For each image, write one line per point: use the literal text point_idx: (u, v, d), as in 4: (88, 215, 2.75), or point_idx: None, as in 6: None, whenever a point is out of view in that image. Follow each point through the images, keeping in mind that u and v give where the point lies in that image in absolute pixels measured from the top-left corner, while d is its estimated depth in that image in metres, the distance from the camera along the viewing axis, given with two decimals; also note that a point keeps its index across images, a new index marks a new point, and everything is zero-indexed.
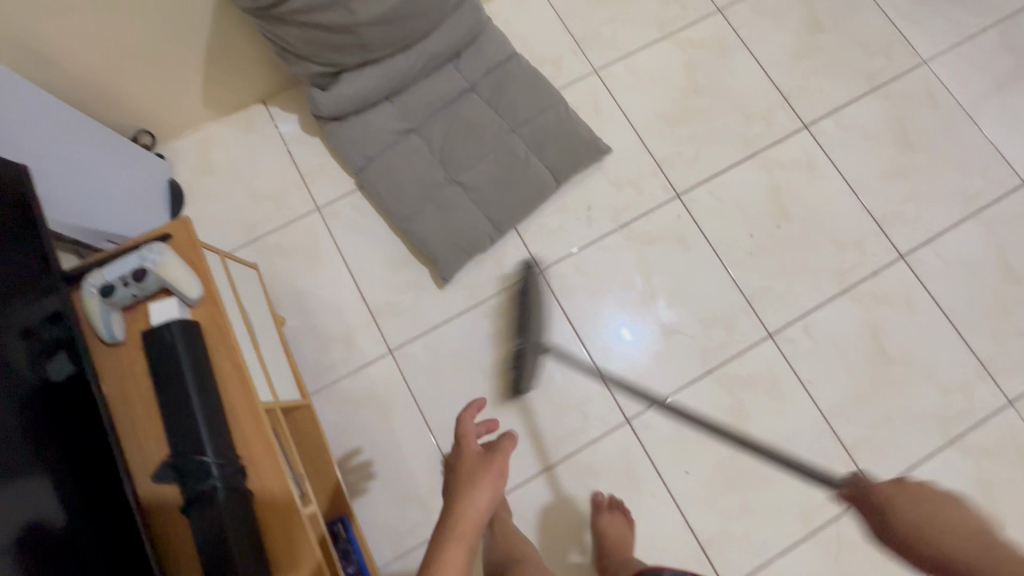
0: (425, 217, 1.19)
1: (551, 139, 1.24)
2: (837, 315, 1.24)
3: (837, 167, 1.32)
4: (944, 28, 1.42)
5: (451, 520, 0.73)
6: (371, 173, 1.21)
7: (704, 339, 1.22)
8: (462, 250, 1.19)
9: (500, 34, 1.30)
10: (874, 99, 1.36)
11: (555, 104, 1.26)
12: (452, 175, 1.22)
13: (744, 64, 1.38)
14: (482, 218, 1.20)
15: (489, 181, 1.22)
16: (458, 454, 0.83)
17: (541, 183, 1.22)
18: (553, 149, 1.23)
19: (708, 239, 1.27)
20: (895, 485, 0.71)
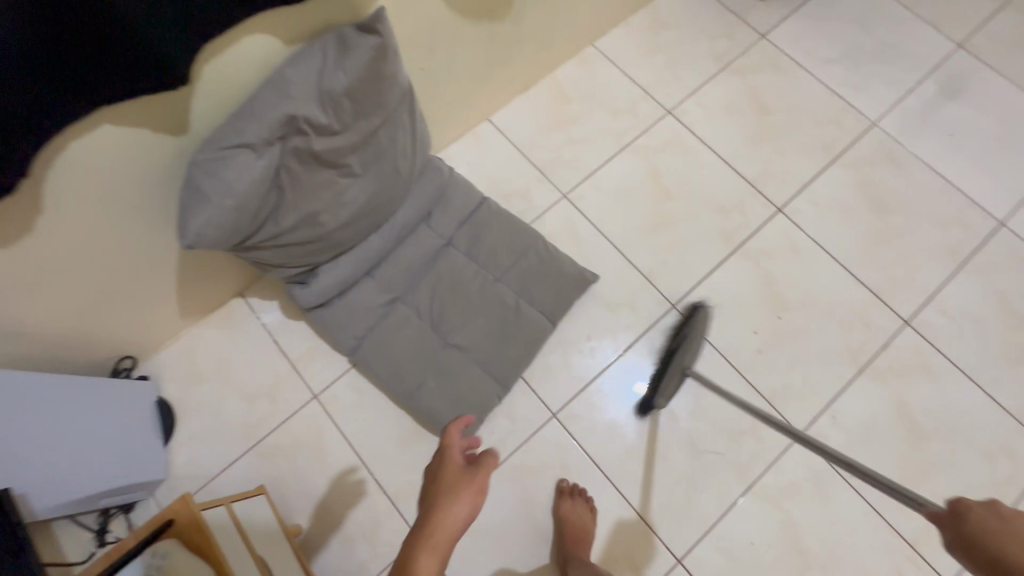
0: (429, 390, 1.16)
1: (538, 282, 1.24)
2: (860, 397, 1.21)
3: (819, 244, 1.32)
4: (883, 87, 1.47)
5: (425, 533, 0.59)
6: (365, 353, 1.18)
7: (736, 453, 1.17)
8: (473, 416, 1.15)
9: (468, 185, 1.30)
10: (837, 169, 1.39)
11: (535, 246, 1.26)
12: (448, 338, 1.20)
13: (706, 159, 1.40)
14: (488, 378, 1.17)
15: (486, 337, 1.20)
16: (436, 462, 0.66)
17: (538, 330, 1.20)
18: (542, 292, 1.23)
19: (715, 346, 1.25)
20: (985, 502, 0.53)
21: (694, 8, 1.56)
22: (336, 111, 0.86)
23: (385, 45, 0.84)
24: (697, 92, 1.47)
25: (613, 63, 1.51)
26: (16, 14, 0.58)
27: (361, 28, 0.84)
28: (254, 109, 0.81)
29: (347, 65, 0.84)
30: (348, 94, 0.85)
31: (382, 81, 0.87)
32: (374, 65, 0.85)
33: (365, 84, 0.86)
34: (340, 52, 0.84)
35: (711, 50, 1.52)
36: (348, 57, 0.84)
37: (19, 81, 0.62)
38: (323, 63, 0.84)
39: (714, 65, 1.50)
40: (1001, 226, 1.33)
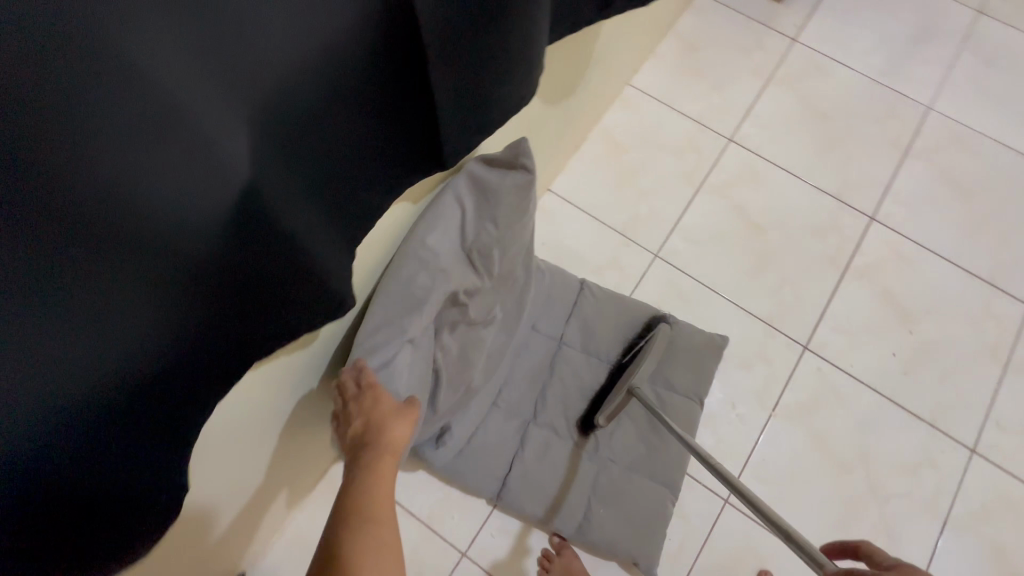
0: (599, 518, 1.03)
1: (671, 361, 1.12)
2: (1016, 396, 1.17)
3: (922, 245, 1.28)
4: (924, 69, 1.45)
5: (380, 451, 0.59)
6: (513, 494, 1.04)
7: (920, 490, 1.11)
8: (653, 533, 1.02)
9: (561, 272, 1.17)
10: (912, 162, 1.35)
11: (653, 320, 1.14)
12: (597, 450, 1.07)
13: (784, 182, 1.34)
14: (654, 484, 1.05)
15: (637, 438, 1.08)
16: (366, 387, 0.63)
17: (689, 414, 1.09)
18: (679, 370, 1.11)
19: (860, 380, 1.18)
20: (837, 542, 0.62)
21: (717, 23, 1.49)
22: (482, 263, 0.73)
23: (527, 173, 0.69)
24: (751, 112, 1.40)
25: (658, 100, 1.41)
26: (205, 327, 0.42)
27: (492, 160, 0.70)
28: (399, 293, 0.66)
29: (487, 210, 0.71)
30: (492, 241, 0.72)
31: (525, 212, 0.73)
32: (517, 200, 0.71)
33: (508, 224, 0.72)
34: (475, 196, 0.70)
35: (750, 65, 1.45)
36: (486, 199, 0.70)
37: (208, 394, 0.46)
38: (462, 213, 0.69)
39: (758, 79, 1.43)
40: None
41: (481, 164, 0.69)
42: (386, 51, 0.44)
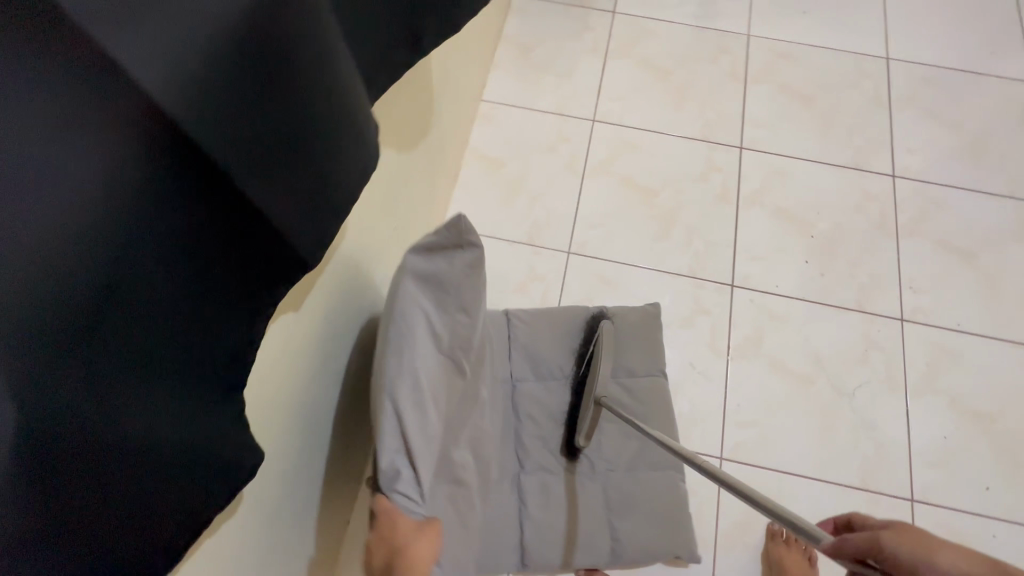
0: (628, 536, 0.99)
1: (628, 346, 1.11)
2: (914, 258, 1.28)
3: (791, 156, 1.38)
4: (732, 3, 1.56)
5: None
6: (537, 554, 0.98)
7: (876, 373, 1.18)
8: (680, 519, 1.00)
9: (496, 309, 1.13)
10: (754, 87, 1.45)
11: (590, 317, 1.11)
12: (593, 469, 1.04)
13: (656, 142, 1.39)
14: (659, 472, 1.03)
15: (623, 439, 1.05)
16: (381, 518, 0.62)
17: (659, 390, 1.09)
18: (634, 353, 1.11)
19: (790, 296, 1.24)
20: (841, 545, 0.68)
21: (541, 17, 1.53)
22: (461, 355, 0.70)
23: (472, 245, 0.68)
24: (602, 89, 1.45)
25: (515, 105, 1.42)
26: None
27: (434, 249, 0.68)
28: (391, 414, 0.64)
29: (449, 300, 0.69)
30: (465, 325, 0.70)
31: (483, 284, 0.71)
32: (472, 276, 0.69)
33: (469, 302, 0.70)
34: (431, 292, 0.69)
35: (585, 46, 1.49)
36: (444, 291, 0.69)
37: None
38: (426, 318, 0.68)
39: (596, 57, 1.48)
40: (889, 60, 1.50)
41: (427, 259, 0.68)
42: (173, 156, 0.28)
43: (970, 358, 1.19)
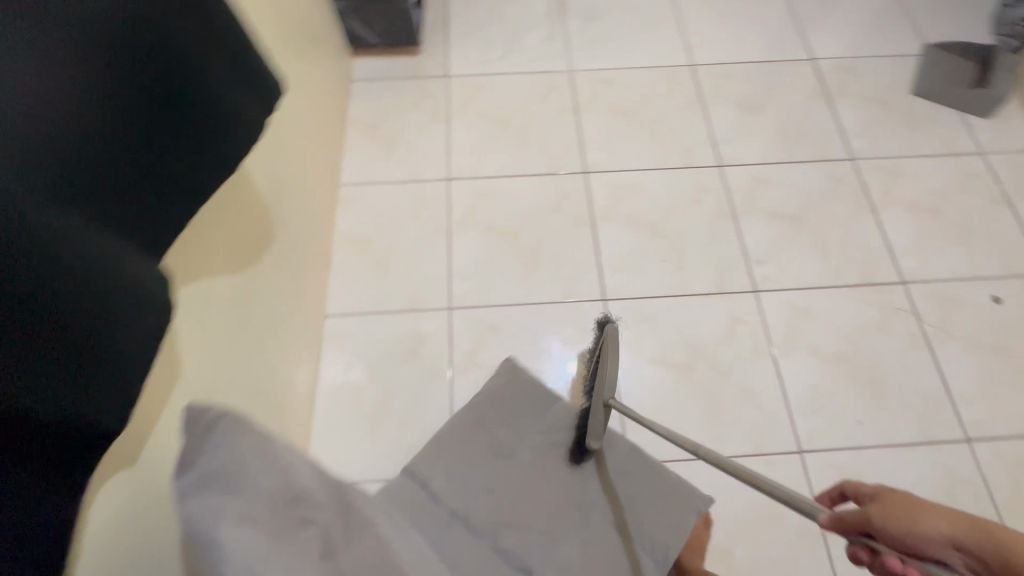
0: (657, 545, 0.89)
1: (510, 413, 1.03)
2: (753, 233, 1.43)
3: (630, 169, 1.52)
4: (550, 45, 1.72)
5: None
6: None
7: (745, 345, 1.30)
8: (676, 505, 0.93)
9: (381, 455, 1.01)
10: (584, 115, 1.60)
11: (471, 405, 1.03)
12: (576, 508, 0.93)
13: (509, 185, 1.49)
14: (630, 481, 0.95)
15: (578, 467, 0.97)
16: None
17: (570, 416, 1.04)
18: (519, 403, 1.04)
19: (656, 295, 1.35)
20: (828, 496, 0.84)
21: (381, 96, 1.63)
22: (295, 512, 0.55)
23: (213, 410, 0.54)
24: (451, 148, 1.55)
25: (372, 184, 1.49)
26: None
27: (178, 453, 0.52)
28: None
29: (244, 480, 0.51)
30: (275, 476, 0.54)
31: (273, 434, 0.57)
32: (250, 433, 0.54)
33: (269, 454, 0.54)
34: (217, 491, 0.50)
35: (426, 114, 1.60)
36: (229, 476, 0.51)
37: None
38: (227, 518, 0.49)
39: (439, 121, 1.59)
40: (693, 66, 1.70)
41: (181, 470, 0.50)
42: None
43: (819, 310, 1.34)
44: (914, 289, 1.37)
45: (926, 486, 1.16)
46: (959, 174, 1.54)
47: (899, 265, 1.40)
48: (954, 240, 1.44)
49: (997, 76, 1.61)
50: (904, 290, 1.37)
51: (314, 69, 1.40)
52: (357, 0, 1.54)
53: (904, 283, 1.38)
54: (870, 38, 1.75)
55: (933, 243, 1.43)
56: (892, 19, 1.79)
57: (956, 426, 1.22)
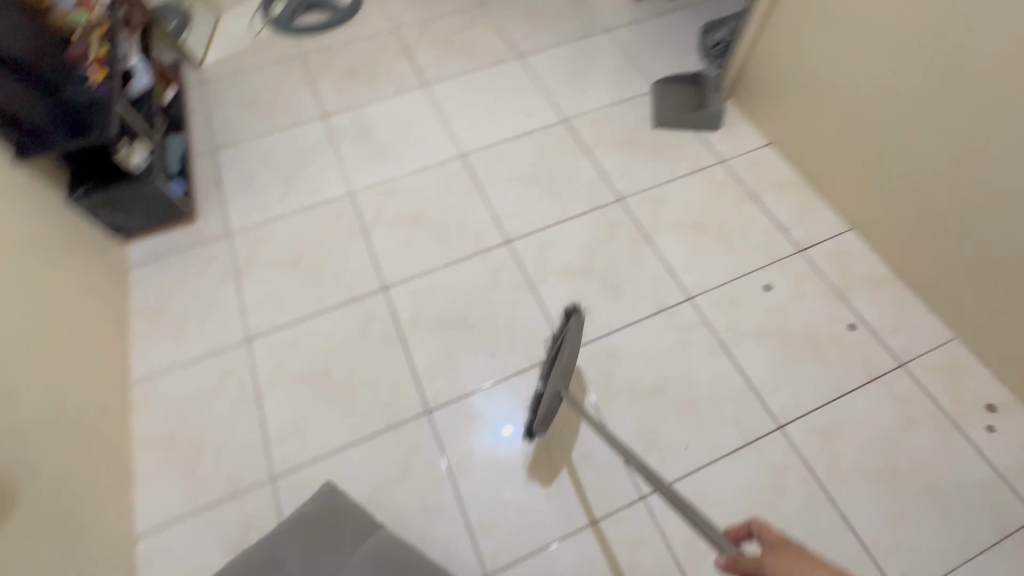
0: None
1: (321, 546, 0.96)
2: (552, 297, 1.52)
3: (426, 272, 1.57)
4: (327, 175, 1.78)
5: None
6: None
7: (569, 409, 1.35)
8: None
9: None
10: (372, 233, 1.65)
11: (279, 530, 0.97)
12: None
13: (311, 326, 1.48)
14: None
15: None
16: None
17: (388, 541, 0.97)
18: (337, 531, 0.98)
19: (477, 390, 1.39)
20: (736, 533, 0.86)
21: (163, 275, 1.58)
22: None
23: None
24: (245, 307, 1.52)
25: (167, 372, 1.42)
26: None
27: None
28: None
29: None
30: None
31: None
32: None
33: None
34: None
35: (214, 279, 1.57)
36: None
37: None
38: None
39: (230, 283, 1.56)
40: (464, 156, 1.82)
41: None
42: None
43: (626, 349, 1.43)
44: (700, 301, 1.50)
45: (756, 489, 1.25)
46: (710, 184, 1.73)
47: (683, 284, 1.53)
48: (721, 245, 1.60)
49: (715, 97, 1.88)
50: (692, 305, 1.49)
51: (88, 281, 1.40)
52: (104, 201, 1.50)
53: (691, 298, 1.50)
54: (608, 87, 1.98)
55: (705, 253, 1.59)
56: (622, 66, 2.04)
57: (766, 418, 1.32)
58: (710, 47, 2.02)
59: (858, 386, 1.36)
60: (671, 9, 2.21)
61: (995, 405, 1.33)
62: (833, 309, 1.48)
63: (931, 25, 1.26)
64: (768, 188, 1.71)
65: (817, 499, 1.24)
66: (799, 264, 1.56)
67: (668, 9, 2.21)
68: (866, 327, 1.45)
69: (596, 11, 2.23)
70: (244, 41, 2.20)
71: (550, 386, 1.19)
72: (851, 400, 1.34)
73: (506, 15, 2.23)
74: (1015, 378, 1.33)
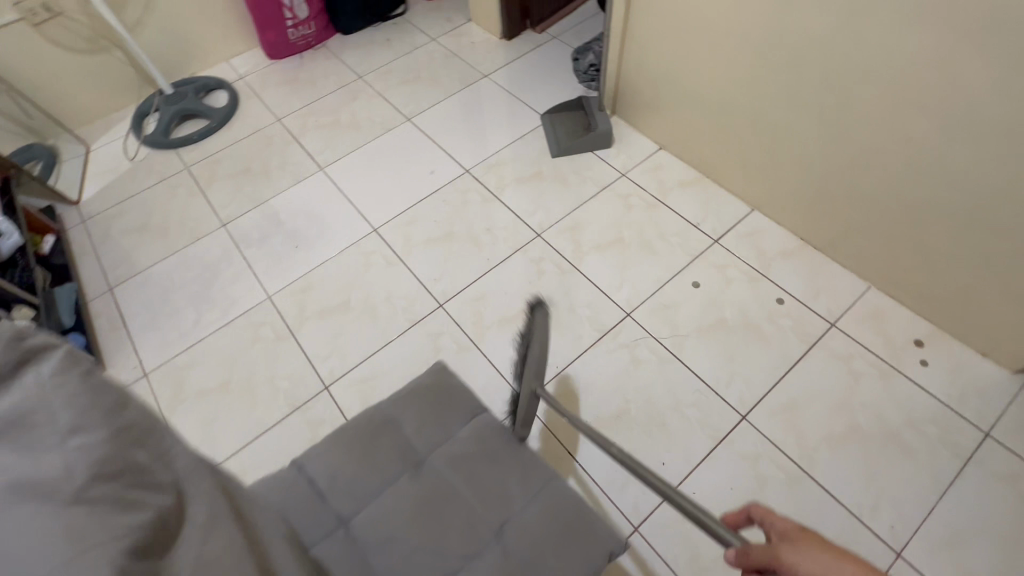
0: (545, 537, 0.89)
1: (436, 412, 1.03)
2: (498, 349, 1.50)
3: (366, 358, 1.51)
4: (239, 284, 1.70)
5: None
6: None
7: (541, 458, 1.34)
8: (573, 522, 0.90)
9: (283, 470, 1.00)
10: (301, 333, 1.58)
11: (399, 396, 1.05)
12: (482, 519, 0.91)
13: (257, 449, 1.38)
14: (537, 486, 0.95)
15: (490, 475, 0.96)
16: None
17: (492, 425, 1.02)
18: (454, 400, 1.04)
19: None
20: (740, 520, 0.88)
21: None
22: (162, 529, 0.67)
23: (65, 351, 0.48)
24: None
25: None
26: None
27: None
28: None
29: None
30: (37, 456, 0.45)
31: (121, 395, 0.51)
32: (82, 399, 0.47)
33: (97, 394, 0.49)
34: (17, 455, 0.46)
35: None
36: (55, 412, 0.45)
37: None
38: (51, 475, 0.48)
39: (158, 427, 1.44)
40: (377, 230, 1.79)
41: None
42: None
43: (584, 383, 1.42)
44: (639, 313, 1.53)
45: (739, 485, 1.25)
46: (619, 197, 1.79)
47: (619, 301, 1.55)
48: (645, 253, 1.65)
49: (597, 114, 1.92)
50: (632, 319, 1.52)
51: None
52: None
53: (629, 312, 1.53)
54: (501, 129, 2.02)
55: (631, 267, 1.62)
56: (509, 105, 2.10)
57: (729, 411, 1.35)
58: (585, 71, 2.12)
59: (802, 357, 1.41)
60: (540, 45, 2.32)
61: (922, 339, 1.42)
62: (759, 289, 1.54)
63: (759, 23, 1.37)
64: (671, 189, 1.79)
65: (797, 478, 1.26)
66: (719, 254, 1.62)
67: (538, 45, 2.32)
68: (792, 299, 1.52)
69: (471, 60, 2.30)
70: (120, 166, 2.09)
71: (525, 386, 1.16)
72: (799, 372, 1.38)
73: (387, 81, 2.25)
74: (929, 309, 1.43)
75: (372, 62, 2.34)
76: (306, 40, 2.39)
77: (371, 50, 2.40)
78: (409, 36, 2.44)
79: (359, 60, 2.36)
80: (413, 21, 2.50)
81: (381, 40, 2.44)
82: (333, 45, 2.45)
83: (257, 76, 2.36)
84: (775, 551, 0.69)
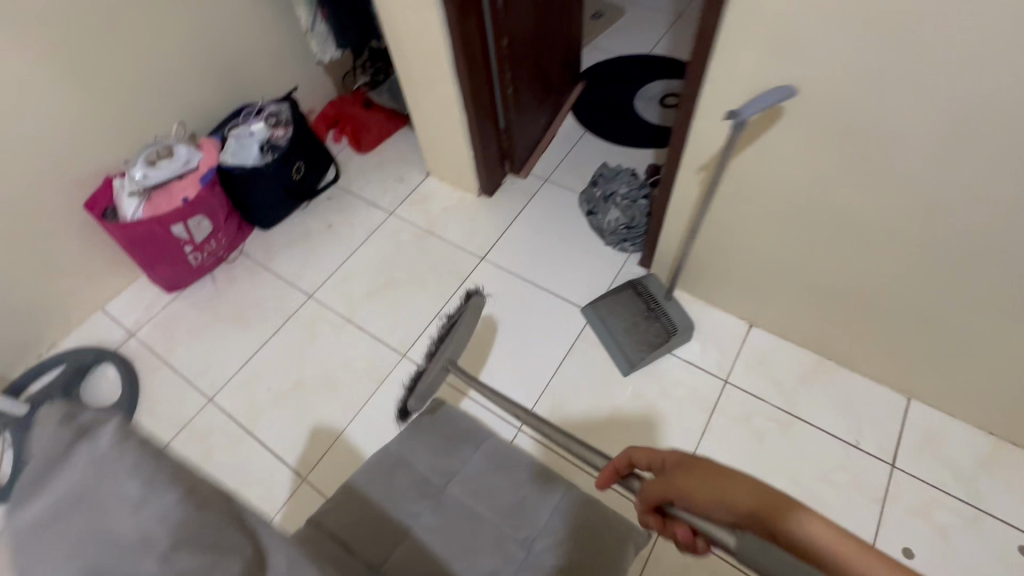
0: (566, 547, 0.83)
1: (444, 444, 0.96)
2: None
3: None
4: None
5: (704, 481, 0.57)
6: None
7: None
8: (611, 541, 0.83)
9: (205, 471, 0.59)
10: None
11: (415, 412, 0.98)
12: (526, 544, 0.86)
13: None
14: (524, 463, 0.94)
15: (506, 488, 0.91)
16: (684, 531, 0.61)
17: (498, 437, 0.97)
18: (450, 433, 0.97)
19: None
20: (616, 462, 0.74)
21: None
22: None
23: (118, 422, 0.56)
24: None
25: None
26: None
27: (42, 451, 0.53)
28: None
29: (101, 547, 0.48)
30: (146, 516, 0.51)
31: (176, 463, 0.56)
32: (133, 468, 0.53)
33: (154, 462, 0.54)
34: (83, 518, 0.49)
35: None
36: (131, 501, 0.51)
37: None
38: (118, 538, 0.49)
39: None
40: (308, 483, 1.35)
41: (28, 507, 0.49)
42: None
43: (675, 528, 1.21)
44: None
45: None
46: (737, 421, 1.32)
47: None
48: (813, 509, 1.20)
49: (668, 304, 1.47)
50: None
51: None
52: None
53: None
54: (535, 341, 1.51)
55: None
56: (532, 300, 1.59)
57: None
58: (612, 230, 1.64)
59: None
60: (531, 195, 1.82)
61: None
62: (987, 536, 1.14)
63: (939, 239, 0.96)
64: (798, 392, 1.35)
65: None
66: (907, 487, 1.20)
67: (529, 196, 1.82)
68: None
69: (452, 234, 1.76)
70: None
71: (438, 359, 1.09)
72: None
73: (349, 293, 1.65)
74: None
75: (319, 268, 1.73)
76: (217, 255, 1.72)
77: (313, 248, 1.78)
78: (355, 215, 1.84)
79: (300, 267, 1.73)
80: (352, 190, 1.90)
81: (319, 228, 1.82)
82: (254, 250, 1.79)
83: (159, 330, 1.64)
84: (668, 484, 0.61)
